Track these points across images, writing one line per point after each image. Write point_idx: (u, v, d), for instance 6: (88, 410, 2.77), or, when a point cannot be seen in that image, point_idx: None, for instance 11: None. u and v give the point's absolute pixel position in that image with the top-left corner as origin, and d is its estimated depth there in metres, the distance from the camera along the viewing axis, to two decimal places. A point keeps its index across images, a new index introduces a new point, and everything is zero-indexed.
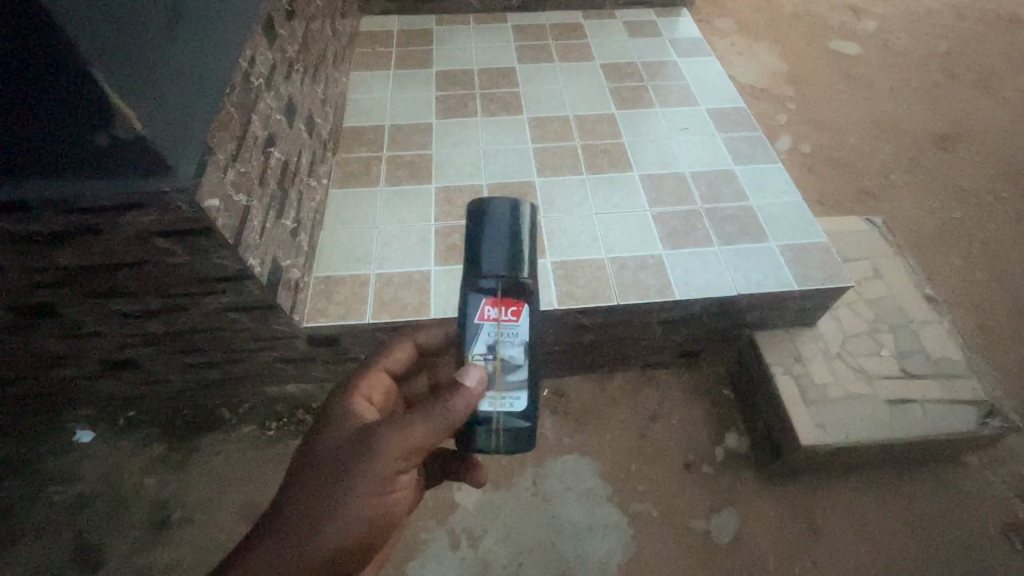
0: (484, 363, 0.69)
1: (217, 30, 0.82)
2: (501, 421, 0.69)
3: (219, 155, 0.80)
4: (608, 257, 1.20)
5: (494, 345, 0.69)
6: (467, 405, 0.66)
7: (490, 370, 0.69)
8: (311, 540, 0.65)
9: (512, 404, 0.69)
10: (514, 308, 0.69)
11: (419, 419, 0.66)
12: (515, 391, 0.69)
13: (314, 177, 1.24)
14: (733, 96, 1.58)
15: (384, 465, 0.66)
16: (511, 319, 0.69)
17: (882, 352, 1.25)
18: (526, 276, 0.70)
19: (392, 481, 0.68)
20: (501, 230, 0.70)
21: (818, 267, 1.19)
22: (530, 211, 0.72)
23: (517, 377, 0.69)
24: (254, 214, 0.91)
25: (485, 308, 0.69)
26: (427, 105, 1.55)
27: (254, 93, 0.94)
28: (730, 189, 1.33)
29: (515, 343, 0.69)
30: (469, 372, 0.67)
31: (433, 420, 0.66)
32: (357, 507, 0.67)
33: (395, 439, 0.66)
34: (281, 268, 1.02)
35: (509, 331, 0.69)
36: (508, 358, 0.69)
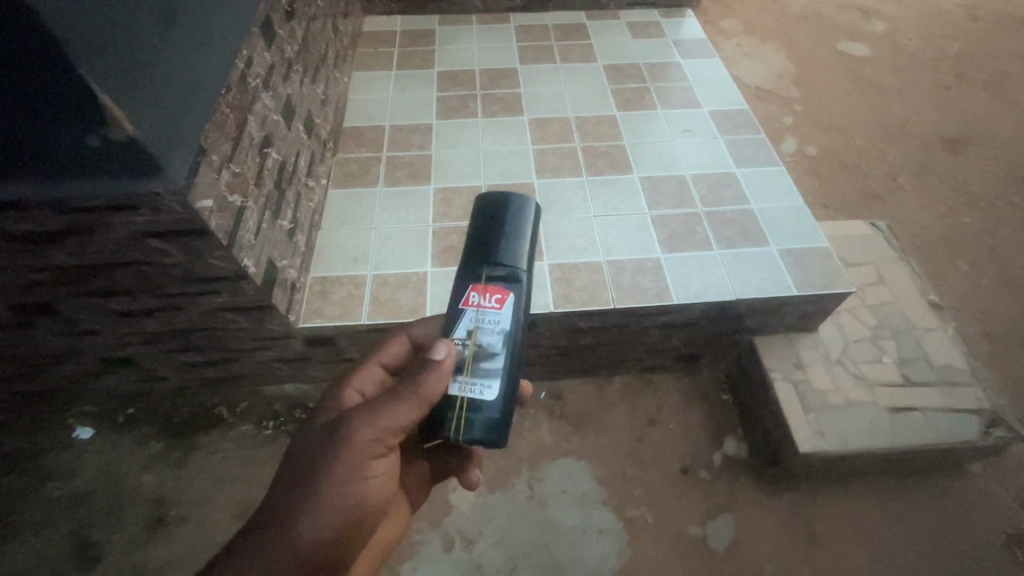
0: (459, 346, 0.69)
1: (213, 31, 0.82)
2: (465, 407, 0.68)
3: (213, 156, 0.80)
4: (606, 260, 1.19)
5: (473, 331, 0.70)
6: (438, 380, 0.66)
7: (463, 354, 0.69)
8: (289, 530, 0.64)
9: (480, 390, 0.68)
10: (497, 297, 0.70)
11: (394, 397, 0.66)
12: (484, 378, 0.68)
13: (313, 178, 1.24)
14: (736, 98, 1.57)
15: (360, 446, 0.66)
16: (494, 306, 0.70)
17: (884, 359, 1.23)
18: (516, 269, 0.72)
19: (368, 464, 0.67)
20: (505, 225, 0.73)
21: (819, 272, 1.17)
22: (535, 211, 0.74)
23: (490, 366, 0.68)
24: (249, 215, 0.92)
25: (471, 294, 0.71)
26: (428, 105, 1.55)
27: (251, 94, 0.95)
28: (731, 192, 1.32)
29: (495, 331, 0.69)
30: (439, 347, 0.68)
31: (407, 397, 0.66)
32: (336, 494, 0.66)
33: (368, 419, 0.66)
34: (277, 268, 1.02)
35: (490, 318, 0.70)
36: (484, 344, 0.69)
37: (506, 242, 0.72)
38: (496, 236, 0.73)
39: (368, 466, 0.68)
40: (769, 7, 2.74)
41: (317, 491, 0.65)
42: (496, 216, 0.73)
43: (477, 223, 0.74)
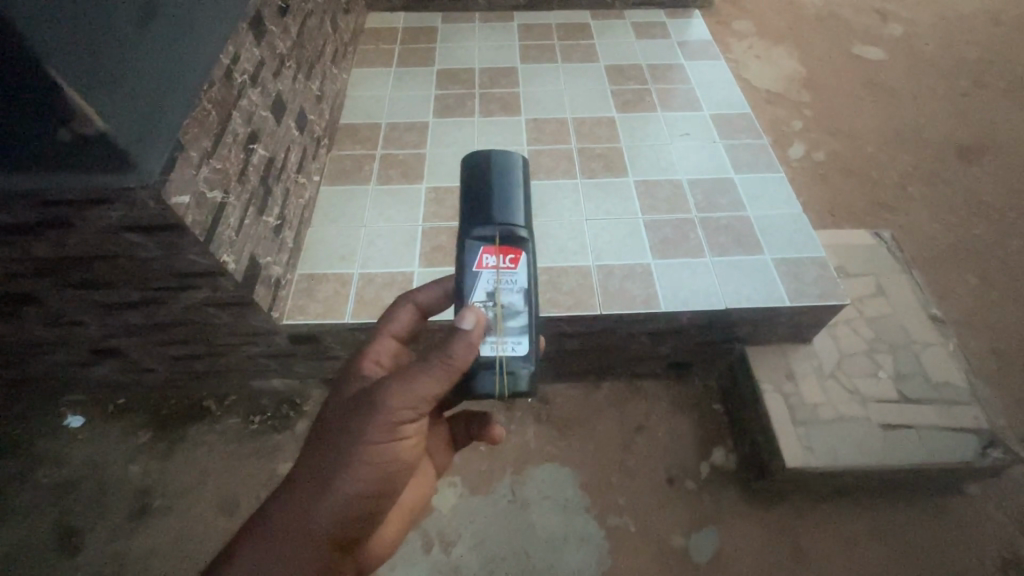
0: (484, 310, 0.71)
1: (197, 27, 0.82)
2: (505, 366, 0.70)
3: (192, 152, 0.80)
4: (595, 265, 1.17)
5: (494, 293, 0.72)
6: (464, 350, 0.65)
7: (492, 316, 0.71)
8: (321, 501, 0.67)
9: (514, 347, 0.71)
10: (511, 257, 0.72)
11: (415, 373, 0.66)
12: (515, 335, 0.71)
13: (303, 174, 1.24)
14: (739, 102, 1.54)
15: (385, 420, 0.67)
16: (509, 266, 0.72)
17: (880, 374, 1.20)
18: (522, 225, 0.73)
19: (395, 435, 0.68)
20: (500, 189, 0.74)
21: (814, 282, 1.14)
22: (525, 164, 0.77)
23: (518, 322, 0.71)
24: (231, 211, 0.92)
25: (484, 258, 0.72)
26: (425, 103, 1.54)
27: (238, 89, 0.95)
28: (727, 198, 1.29)
29: (514, 289, 0.72)
30: (465, 317, 0.66)
31: (429, 371, 0.65)
32: (362, 466, 0.67)
33: (398, 388, 0.66)
34: (260, 264, 1.02)
35: (507, 279, 0.71)
36: (508, 304, 0.71)
37: (507, 204, 0.74)
38: (496, 200, 0.74)
39: (399, 432, 0.68)
40: (783, 8, 2.68)
41: (345, 464, 0.67)
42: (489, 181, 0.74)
43: (471, 191, 0.74)
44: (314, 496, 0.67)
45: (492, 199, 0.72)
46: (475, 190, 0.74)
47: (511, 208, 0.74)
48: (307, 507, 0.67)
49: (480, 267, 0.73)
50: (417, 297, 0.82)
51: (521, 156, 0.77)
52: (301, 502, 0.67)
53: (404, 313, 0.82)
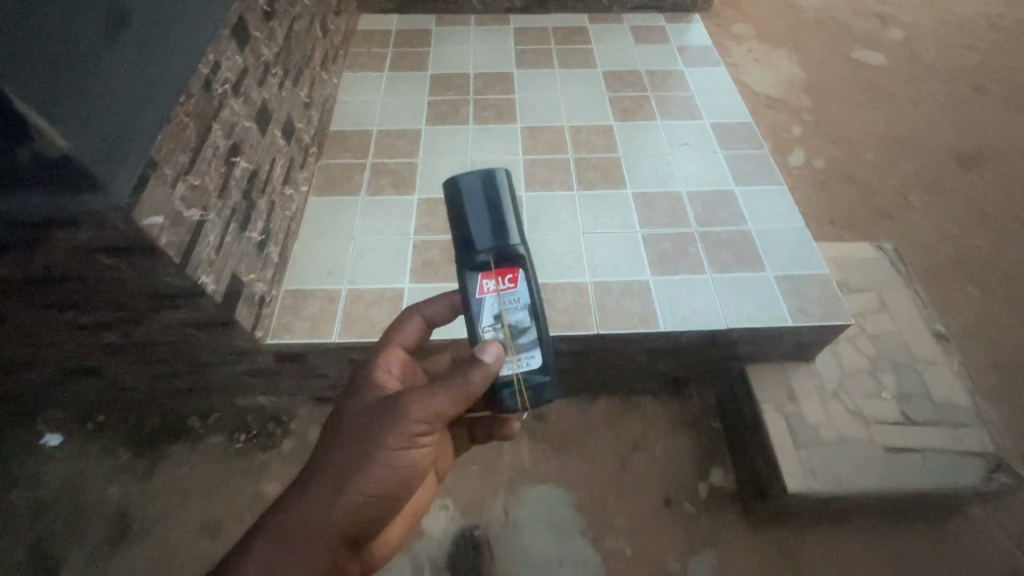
0: (495, 334, 0.74)
1: (173, 36, 0.77)
2: (523, 381, 0.74)
3: (166, 169, 0.76)
4: (592, 281, 1.13)
5: (500, 315, 0.74)
6: (484, 377, 0.68)
7: (501, 337, 0.73)
8: (337, 504, 0.69)
9: (529, 363, 0.74)
10: (510, 276, 0.73)
11: (438, 391, 0.68)
12: (528, 349, 0.74)
13: (290, 185, 1.20)
14: (739, 111, 1.50)
15: (405, 432, 0.69)
16: (509, 287, 0.73)
17: (884, 394, 1.16)
18: (514, 242, 0.74)
19: (412, 445, 0.71)
20: (487, 211, 0.74)
21: (817, 300, 1.11)
22: (506, 177, 0.75)
23: (529, 338, 0.73)
24: (210, 228, 0.87)
25: (484, 285, 0.73)
26: (418, 110, 1.50)
27: (218, 99, 0.91)
28: (728, 211, 1.26)
29: (519, 307, 0.74)
30: (487, 349, 0.69)
31: (450, 390, 0.69)
32: (380, 474, 0.70)
33: (420, 402, 0.69)
34: (242, 282, 0.97)
35: (510, 299, 0.73)
36: (515, 323, 0.73)
37: (498, 226, 0.74)
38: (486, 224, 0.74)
39: (416, 442, 0.71)
40: (783, 11, 2.65)
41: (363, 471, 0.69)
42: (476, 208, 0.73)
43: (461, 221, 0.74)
44: (330, 499, 0.69)
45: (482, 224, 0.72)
46: (462, 216, 0.74)
47: (500, 226, 0.74)
48: (322, 510, 0.68)
49: (481, 293, 0.74)
50: (425, 310, 0.86)
51: (500, 170, 0.75)
52: (316, 505, 0.69)
53: (411, 326, 0.86)
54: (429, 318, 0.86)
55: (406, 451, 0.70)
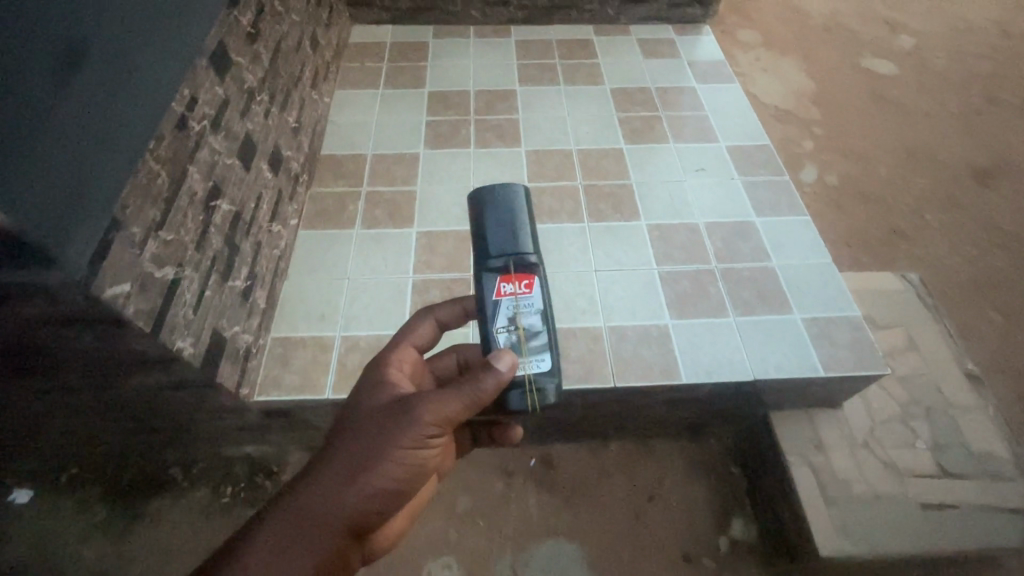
0: (507, 335, 0.67)
1: (139, 75, 0.68)
2: (533, 384, 0.66)
3: (133, 227, 0.67)
4: (607, 326, 1.05)
5: (513, 317, 0.67)
6: (494, 386, 0.63)
7: (514, 340, 0.66)
8: (339, 502, 0.63)
9: (539, 366, 0.67)
10: (527, 282, 0.68)
11: (454, 394, 0.63)
12: (537, 350, 0.67)
13: (279, 221, 1.10)
14: (756, 132, 1.42)
15: (416, 436, 0.64)
16: (527, 290, 0.68)
17: (916, 444, 1.10)
18: (533, 252, 0.69)
19: (421, 447, 0.65)
20: (508, 217, 0.69)
21: (848, 347, 1.03)
22: (527, 192, 0.72)
23: (542, 340, 0.67)
24: (187, 284, 0.78)
25: (501, 286, 0.67)
26: (416, 131, 1.40)
27: (196, 138, 0.81)
28: (749, 245, 1.18)
29: (532, 310, 0.68)
30: (501, 359, 0.63)
31: (466, 394, 0.63)
32: (387, 476, 0.64)
33: (433, 404, 0.63)
34: (225, 337, 0.88)
35: (526, 302, 0.67)
36: (529, 326, 0.67)
37: (518, 232, 0.69)
38: (505, 230, 0.69)
39: (424, 445, 0.66)
40: (790, 17, 2.56)
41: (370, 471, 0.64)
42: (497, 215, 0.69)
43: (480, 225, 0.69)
44: (332, 496, 0.63)
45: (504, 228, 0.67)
46: (482, 222, 0.70)
47: (520, 236, 0.70)
48: (323, 507, 0.63)
49: (496, 296, 0.68)
50: (440, 313, 0.81)
51: (522, 185, 0.73)
52: (317, 502, 0.63)
53: (423, 327, 0.81)
54: (445, 321, 0.82)
55: (415, 456, 0.65)
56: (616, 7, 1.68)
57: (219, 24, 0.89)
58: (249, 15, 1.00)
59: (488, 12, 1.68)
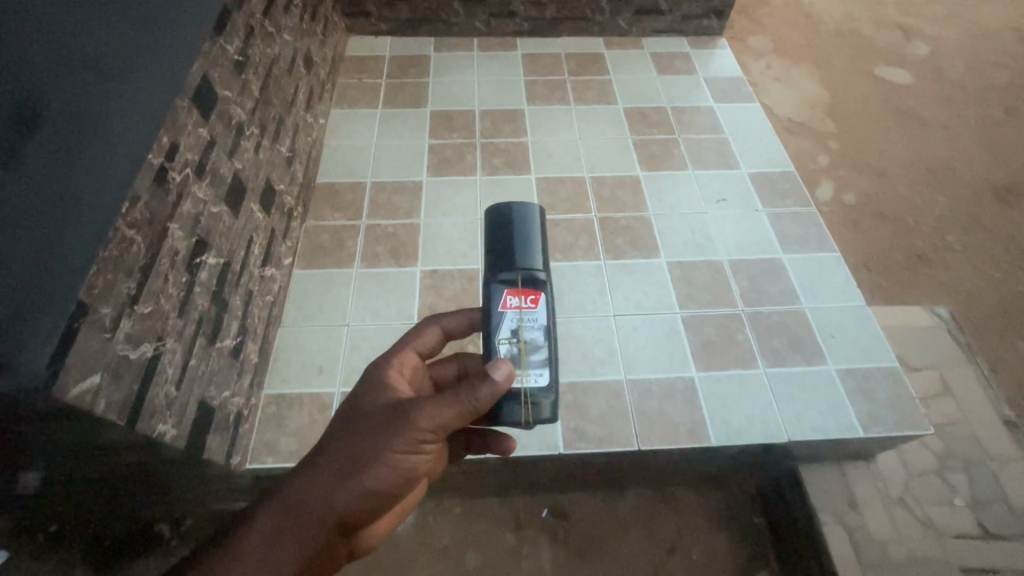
0: (508, 346, 0.61)
1: (105, 131, 0.59)
2: (528, 399, 0.61)
3: (104, 309, 0.58)
4: (628, 380, 0.97)
5: (516, 330, 0.62)
6: (489, 397, 0.58)
7: (514, 353, 0.61)
8: (329, 498, 0.61)
9: (538, 380, 0.61)
10: (533, 296, 0.62)
11: (449, 401, 0.59)
12: (537, 365, 0.61)
13: (271, 264, 1.01)
14: (779, 158, 1.34)
15: (410, 440, 0.61)
16: (533, 304, 0.62)
17: (955, 500, 1.03)
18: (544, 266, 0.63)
19: (415, 451, 0.62)
20: (521, 227, 0.64)
21: (888, 404, 0.96)
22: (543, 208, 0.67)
23: (543, 357, 0.62)
24: (169, 357, 0.69)
25: (507, 297, 0.62)
26: (418, 156, 1.31)
27: (177, 190, 0.72)
28: (777, 286, 1.10)
29: (538, 326, 0.62)
30: (496, 368, 0.58)
31: (461, 402, 0.59)
32: (379, 476, 0.61)
33: (430, 411, 0.59)
34: (213, 406, 0.80)
35: (531, 316, 0.61)
36: (531, 339, 0.61)
37: (530, 245, 0.64)
38: (516, 240, 0.64)
39: (419, 449, 0.62)
40: (802, 21, 2.46)
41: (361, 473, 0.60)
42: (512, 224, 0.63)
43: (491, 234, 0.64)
44: (324, 493, 0.60)
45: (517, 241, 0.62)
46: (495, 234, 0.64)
47: (531, 249, 0.64)
48: (314, 500, 0.61)
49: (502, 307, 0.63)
50: (447, 321, 0.73)
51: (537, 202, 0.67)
52: (308, 496, 0.61)
53: (429, 332, 0.73)
54: (451, 330, 0.74)
55: (408, 460, 0.61)
56: (628, 18, 1.59)
57: (202, 56, 0.80)
58: (237, 41, 0.91)
59: (492, 23, 1.59)
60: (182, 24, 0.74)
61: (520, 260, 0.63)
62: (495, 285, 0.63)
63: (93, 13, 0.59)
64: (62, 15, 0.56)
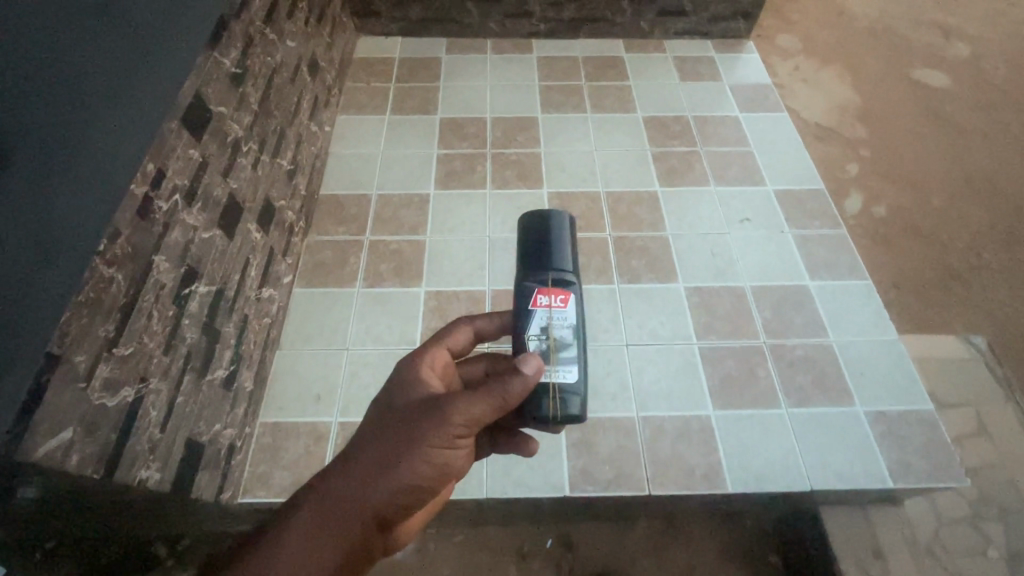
0: (537, 343, 0.60)
1: (81, 166, 0.55)
2: (557, 394, 0.59)
3: (77, 358, 0.54)
4: (640, 417, 0.92)
5: (546, 327, 0.61)
6: (523, 388, 0.55)
7: (543, 349, 0.60)
8: (359, 499, 0.53)
9: (566, 376, 0.59)
10: (562, 296, 0.62)
11: (486, 396, 0.54)
12: (566, 362, 0.60)
13: (268, 286, 0.97)
14: (808, 174, 1.26)
15: (446, 435, 0.54)
16: (563, 303, 0.61)
17: (989, 551, 0.97)
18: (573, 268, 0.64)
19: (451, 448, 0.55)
20: (554, 229, 0.65)
21: (920, 451, 0.89)
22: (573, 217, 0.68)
23: (572, 355, 0.60)
24: (153, 398, 0.66)
25: (538, 295, 0.62)
26: (426, 167, 1.26)
27: (163, 220, 0.68)
28: (803, 316, 1.03)
29: (568, 324, 0.61)
30: (528, 362, 0.56)
31: (498, 396, 0.54)
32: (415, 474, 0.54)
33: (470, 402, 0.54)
34: (202, 443, 0.76)
35: (561, 314, 0.60)
36: (560, 336, 0.60)
37: (562, 247, 0.64)
38: (549, 242, 0.64)
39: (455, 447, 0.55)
40: (834, 20, 2.33)
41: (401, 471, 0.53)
42: (544, 226, 0.64)
43: (524, 237, 0.65)
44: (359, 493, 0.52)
45: (549, 242, 0.62)
46: (529, 241, 0.65)
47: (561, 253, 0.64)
48: (342, 501, 0.52)
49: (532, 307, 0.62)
50: (480, 320, 0.67)
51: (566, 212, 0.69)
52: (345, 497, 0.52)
53: (460, 332, 0.67)
54: (484, 331, 0.68)
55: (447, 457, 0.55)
56: (650, 20, 1.51)
57: (194, 73, 0.75)
58: (234, 54, 0.86)
59: (507, 23, 1.52)
60: (171, 39, 0.69)
61: (552, 261, 0.63)
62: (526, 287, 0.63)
63: (70, 36, 0.54)
64: (37, 40, 0.51)
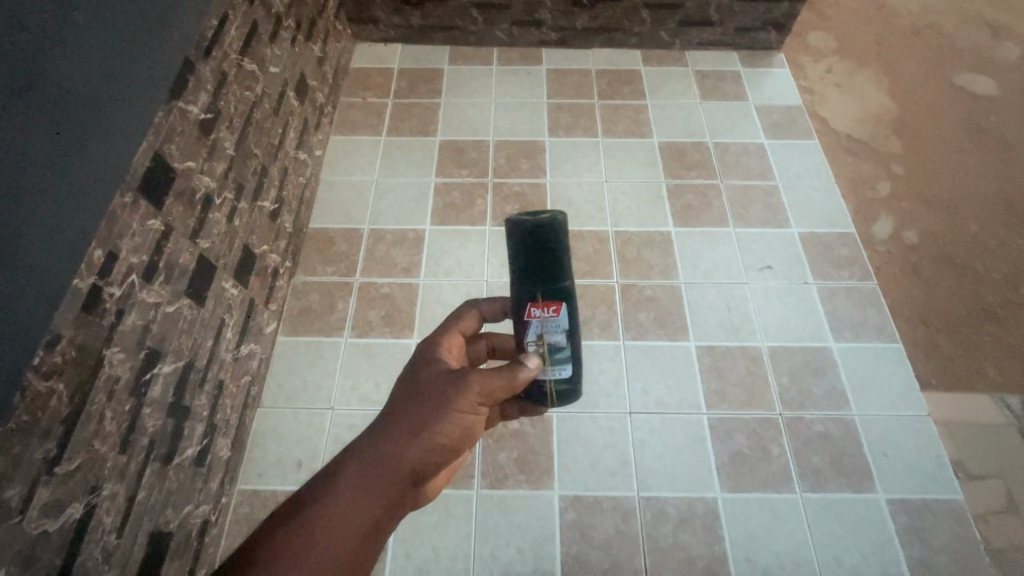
0: (531, 349, 0.56)
1: (14, 282, 0.48)
2: (552, 389, 0.58)
3: (8, 493, 0.49)
4: (640, 498, 0.85)
5: (540, 335, 0.55)
6: (528, 376, 0.54)
7: (538, 354, 0.56)
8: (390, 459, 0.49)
9: (562, 374, 0.57)
10: (554, 308, 0.54)
11: (503, 371, 0.53)
12: (561, 361, 0.57)
13: (247, 343, 0.91)
14: (838, 216, 1.16)
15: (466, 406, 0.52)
16: (557, 313, 0.54)
17: None
18: (565, 278, 0.53)
19: (471, 418, 0.52)
20: (541, 238, 0.51)
21: (943, 549, 0.82)
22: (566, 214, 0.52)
23: (567, 355, 0.57)
24: (106, 502, 0.61)
25: (529, 309, 0.54)
26: (422, 198, 1.17)
27: (115, 308, 0.61)
28: (823, 384, 0.95)
29: (563, 329, 0.55)
30: (529, 358, 0.55)
31: (512, 377, 0.53)
32: (439, 438, 0.50)
33: (486, 378, 0.52)
34: (169, 529, 0.72)
35: (553, 325, 0.55)
36: (553, 342, 0.55)
37: (552, 257, 0.52)
38: (537, 254, 0.52)
39: (472, 419, 0.52)
40: (871, 11, 1.85)
41: (432, 437, 0.50)
42: (530, 236, 0.51)
43: (511, 248, 0.52)
44: (393, 456, 0.49)
45: (537, 255, 0.52)
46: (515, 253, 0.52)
47: (550, 265, 0.52)
48: (375, 459, 0.49)
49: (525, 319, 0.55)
50: (486, 306, 0.61)
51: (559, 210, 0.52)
52: (379, 460, 0.49)
53: (469, 316, 0.62)
54: (489, 315, 0.62)
55: (472, 427, 0.53)
56: (672, 30, 1.38)
57: (152, 133, 0.66)
58: (203, 98, 0.77)
59: (515, 31, 1.40)
60: (129, 101, 0.60)
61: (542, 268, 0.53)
62: (517, 299, 0.54)
63: None
64: None
